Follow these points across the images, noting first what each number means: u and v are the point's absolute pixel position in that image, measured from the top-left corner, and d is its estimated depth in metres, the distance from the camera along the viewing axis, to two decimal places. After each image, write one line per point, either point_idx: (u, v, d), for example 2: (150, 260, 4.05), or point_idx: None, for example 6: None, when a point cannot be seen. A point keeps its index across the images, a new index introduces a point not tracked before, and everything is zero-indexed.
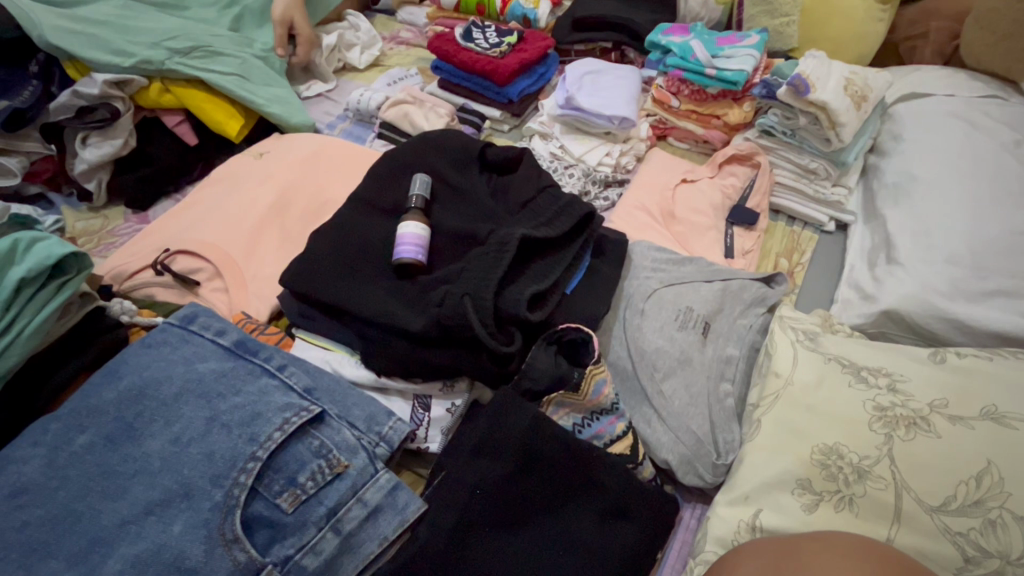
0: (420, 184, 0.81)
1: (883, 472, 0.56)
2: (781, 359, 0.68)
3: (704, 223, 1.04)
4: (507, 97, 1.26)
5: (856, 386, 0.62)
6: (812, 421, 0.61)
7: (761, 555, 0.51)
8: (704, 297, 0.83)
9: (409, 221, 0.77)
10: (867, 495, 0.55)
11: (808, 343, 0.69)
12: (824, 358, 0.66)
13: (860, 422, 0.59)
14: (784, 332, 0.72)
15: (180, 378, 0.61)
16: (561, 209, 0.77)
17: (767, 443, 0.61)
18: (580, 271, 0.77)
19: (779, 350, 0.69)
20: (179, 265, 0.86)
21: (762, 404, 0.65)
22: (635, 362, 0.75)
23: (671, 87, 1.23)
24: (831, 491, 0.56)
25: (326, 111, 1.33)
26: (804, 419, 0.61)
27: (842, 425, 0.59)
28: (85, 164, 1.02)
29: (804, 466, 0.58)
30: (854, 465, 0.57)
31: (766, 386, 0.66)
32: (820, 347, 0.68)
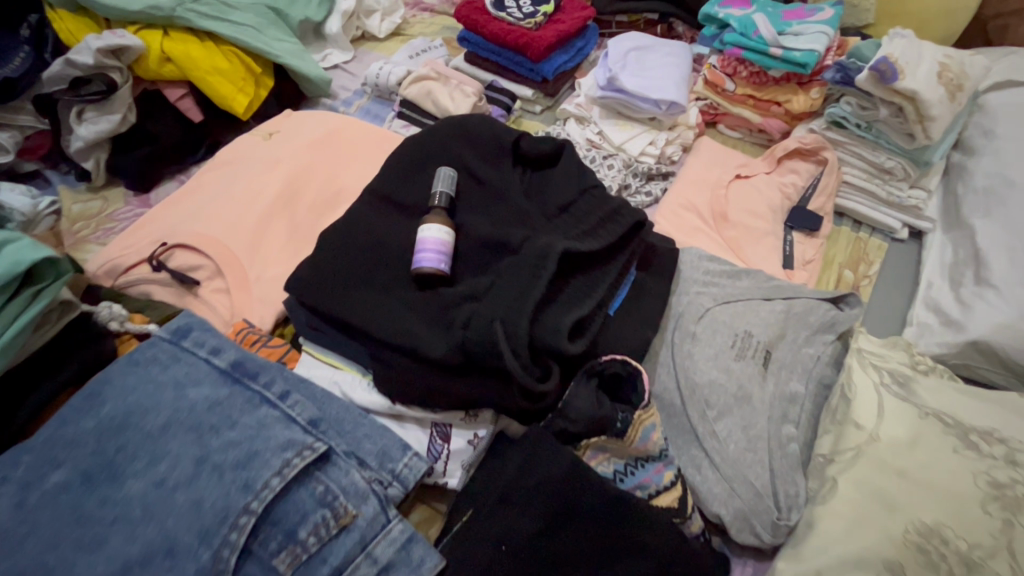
0: (445, 181, 0.71)
1: (997, 566, 0.49)
2: (864, 407, 0.59)
3: (759, 227, 0.92)
4: (540, 75, 1.13)
5: (961, 452, 0.54)
6: (906, 490, 0.53)
7: None
8: (764, 320, 0.72)
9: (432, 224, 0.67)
10: None
11: (898, 390, 0.61)
12: (919, 412, 0.58)
13: (970, 501, 0.51)
14: (866, 371, 0.63)
15: (168, 407, 0.53)
16: (606, 216, 0.66)
17: (847, 509, 0.53)
18: (623, 288, 0.68)
19: (862, 397, 0.60)
20: (177, 261, 0.78)
21: (839, 460, 0.57)
22: (685, 397, 0.66)
23: (726, 67, 1.08)
24: None
25: (342, 85, 1.22)
26: (897, 487, 0.53)
27: (947, 503, 0.51)
28: (81, 141, 0.94)
29: (895, 546, 0.50)
30: (960, 553, 0.49)
31: (844, 437, 0.58)
32: (914, 398, 0.60)
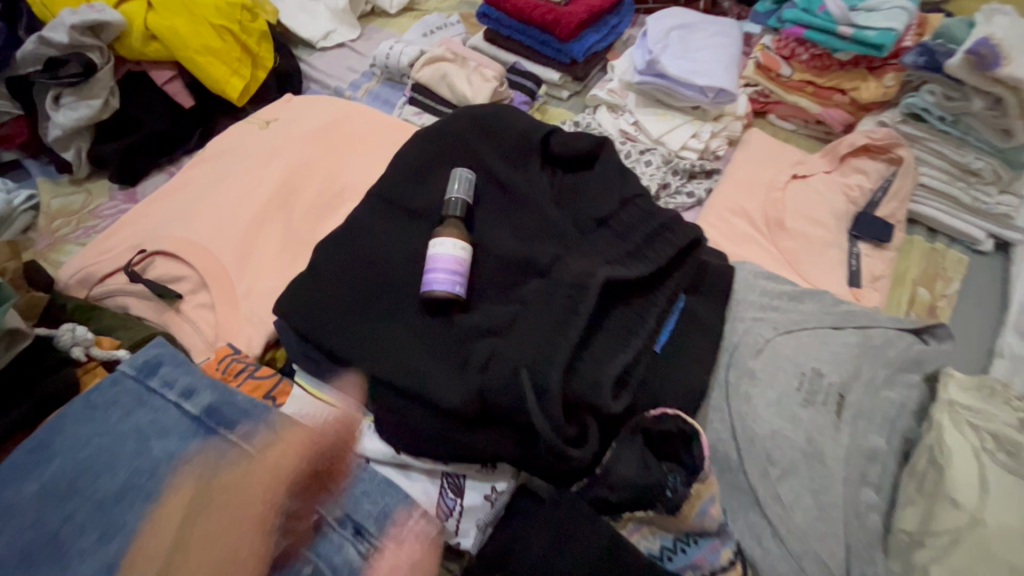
0: (462, 186, 0.61)
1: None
2: (966, 481, 0.49)
3: (821, 237, 0.80)
4: (569, 57, 1.01)
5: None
6: None
7: None
8: (837, 357, 0.61)
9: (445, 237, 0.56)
10: None
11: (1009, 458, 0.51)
12: None
13: None
14: (965, 431, 0.52)
15: (126, 469, 0.44)
16: (654, 233, 0.55)
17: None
18: (671, 319, 0.57)
19: (962, 467, 0.50)
20: (158, 270, 0.70)
21: (932, 544, 0.48)
22: (742, 451, 0.55)
23: (783, 48, 0.95)
24: None
25: (348, 66, 1.11)
26: None
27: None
28: (59, 130, 0.85)
29: None
30: None
31: (938, 516, 0.49)
32: None
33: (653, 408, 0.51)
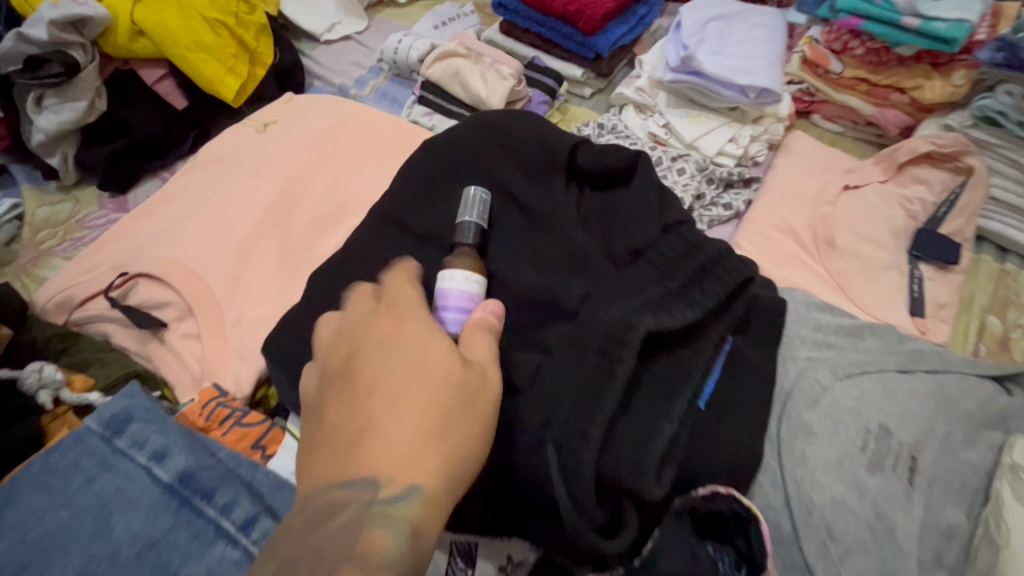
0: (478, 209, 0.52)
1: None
2: None
3: (879, 259, 0.71)
4: (594, 51, 0.92)
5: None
6: None
7: None
8: (908, 409, 0.53)
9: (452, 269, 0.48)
10: None
11: None
12: None
13: None
14: None
15: (83, 552, 0.38)
16: (701, 269, 0.47)
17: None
18: (718, 367, 0.49)
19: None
20: (142, 295, 0.63)
21: None
22: (798, 523, 0.48)
23: (834, 41, 0.85)
24: None
25: (354, 61, 1.03)
26: None
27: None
28: (42, 134, 0.79)
29: None
30: None
31: None
32: None
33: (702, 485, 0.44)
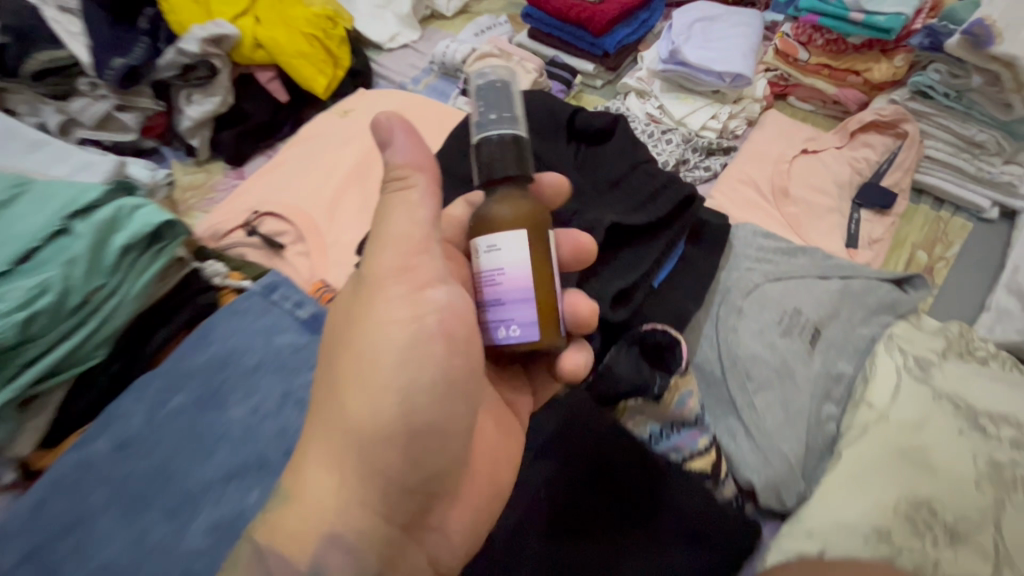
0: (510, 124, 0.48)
1: (982, 540, 0.52)
2: (879, 387, 0.62)
3: (824, 204, 0.89)
4: (602, 49, 1.14)
5: (968, 435, 0.57)
6: (908, 466, 0.56)
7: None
8: (817, 299, 0.71)
9: (496, 242, 0.42)
10: (956, 561, 0.51)
11: (917, 373, 0.63)
12: (933, 395, 0.60)
13: (963, 477, 0.55)
14: (890, 355, 0.65)
15: (260, 350, 0.63)
16: (658, 191, 0.68)
17: (848, 479, 0.57)
18: (670, 261, 0.69)
19: (879, 378, 0.63)
20: (268, 227, 0.89)
21: (848, 435, 0.60)
22: (726, 369, 0.67)
23: (801, 35, 1.03)
24: (915, 549, 0.52)
25: (412, 63, 1.28)
26: (900, 464, 0.56)
27: (943, 479, 0.55)
28: (190, 121, 1.07)
29: (886, 515, 0.54)
30: (948, 526, 0.53)
31: (856, 414, 0.62)
32: (931, 381, 0.62)
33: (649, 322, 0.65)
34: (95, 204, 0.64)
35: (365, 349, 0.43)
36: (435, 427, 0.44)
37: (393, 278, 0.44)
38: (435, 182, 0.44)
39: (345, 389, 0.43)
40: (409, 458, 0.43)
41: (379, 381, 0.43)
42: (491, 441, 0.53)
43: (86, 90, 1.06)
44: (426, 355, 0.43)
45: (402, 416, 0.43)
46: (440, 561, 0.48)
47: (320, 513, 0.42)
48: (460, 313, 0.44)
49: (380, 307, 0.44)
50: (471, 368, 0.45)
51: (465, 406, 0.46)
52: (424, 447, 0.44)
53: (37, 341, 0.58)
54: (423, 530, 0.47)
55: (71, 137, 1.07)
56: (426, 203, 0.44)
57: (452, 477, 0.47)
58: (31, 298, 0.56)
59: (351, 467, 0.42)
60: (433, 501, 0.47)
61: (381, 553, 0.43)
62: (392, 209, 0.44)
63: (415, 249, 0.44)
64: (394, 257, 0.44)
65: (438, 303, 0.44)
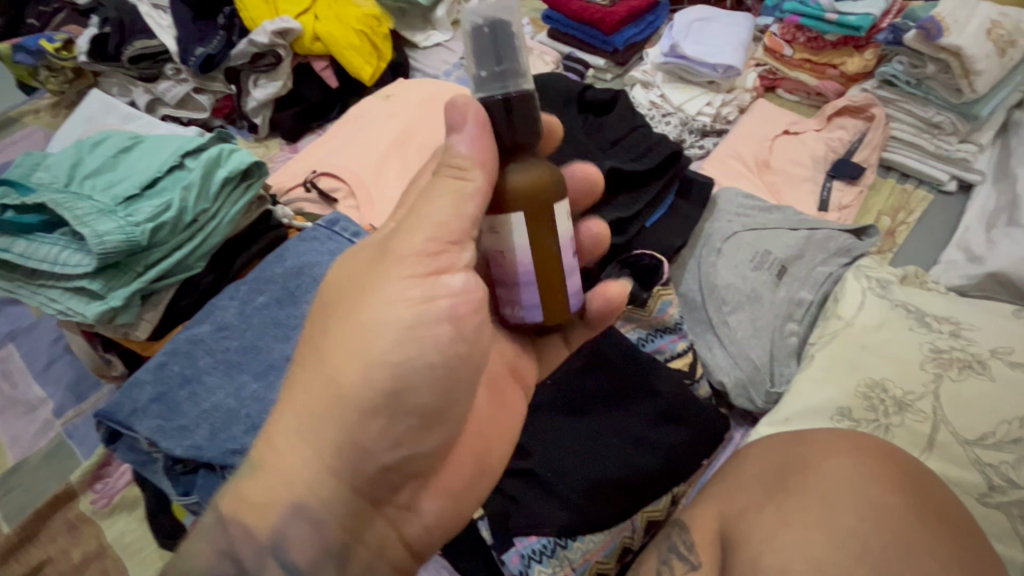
0: (514, 82, 0.46)
1: (924, 406, 0.61)
2: (847, 304, 0.72)
3: (800, 174, 1.03)
4: (612, 46, 1.30)
5: (916, 330, 0.66)
6: (867, 357, 0.66)
7: (767, 453, 0.58)
8: (786, 243, 0.85)
9: (498, 229, 0.46)
10: (904, 425, 0.61)
11: (879, 290, 0.72)
12: (890, 305, 0.70)
13: (913, 361, 0.64)
14: (857, 280, 0.75)
15: (327, 263, 0.79)
16: (649, 147, 0.83)
17: (817, 374, 0.67)
18: (660, 208, 0.84)
19: (847, 296, 0.73)
20: (324, 184, 1.06)
21: (819, 341, 0.71)
22: (705, 294, 0.81)
23: (786, 34, 1.18)
24: (869, 419, 0.62)
25: (444, 60, 1.46)
26: (859, 356, 0.66)
27: (892, 363, 0.64)
28: (255, 102, 1.26)
29: (847, 397, 0.64)
30: (895, 398, 0.62)
31: (827, 326, 0.72)
32: (890, 295, 0.72)
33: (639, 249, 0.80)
34: (200, 148, 0.82)
35: (370, 327, 0.47)
36: (424, 410, 0.49)
37: (410, 257, 0.47)
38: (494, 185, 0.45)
39: (343, 360, 0.47)
40: (391, 435, 0.48)
41: (380, 358, 0.46)
42: (484, 418, 0.56)
43: (171, 75, 1.26)
44: (426, 338, 0.47)
45: (394, 395, 0.47)
46: (409, 539, 0.52)
47: (291, 483, 0.45)
48: (469, 304, 0.49)
49: (390, 285, 0.47)
50: (466, 355, 0.50)
51: (454, 393, 0.50)
52: (408, 425, 0.48)
53: (157, 247, 0.74)
54: (392, 508, 0.51)
55: (156, 113, 1.27)
56: (475, 199, 0.45)
57: (429, 459, 0.51)
58: (152, 212, 0.73)
59: (331, 441, 0.46)
60: (408, 481, 0.51)
61: (346, 525, 0.47)
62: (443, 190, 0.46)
63: (447, 237, 0.47)
64: (422, 240, 0.47)
65: (451, 288, 0.48)
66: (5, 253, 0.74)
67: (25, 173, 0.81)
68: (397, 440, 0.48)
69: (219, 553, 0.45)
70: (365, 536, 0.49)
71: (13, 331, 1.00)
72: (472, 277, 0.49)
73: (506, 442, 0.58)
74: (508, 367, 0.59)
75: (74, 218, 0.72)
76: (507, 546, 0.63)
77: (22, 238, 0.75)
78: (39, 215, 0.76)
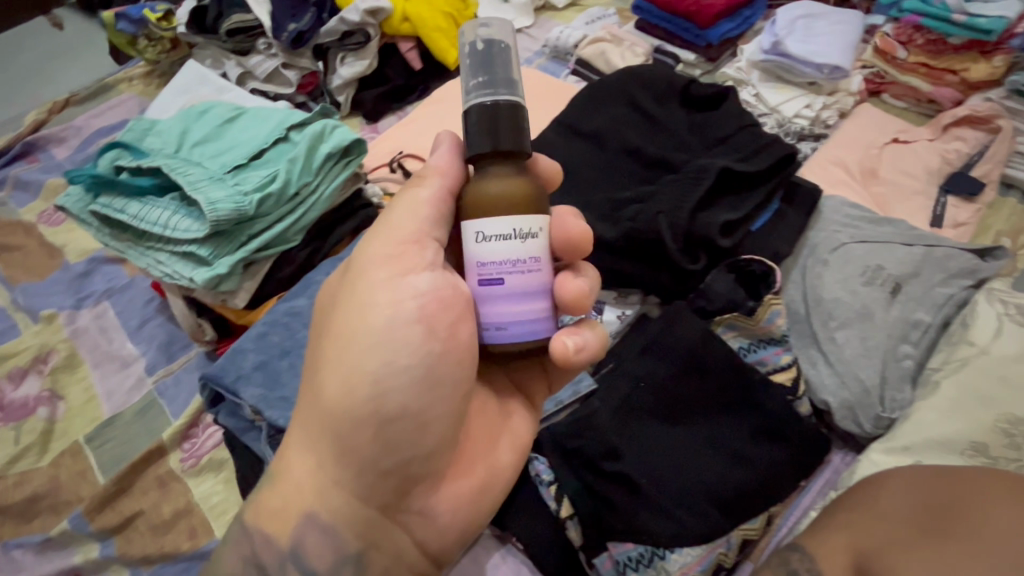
0: (501, 87, 0.46)
1: None
2: (981, 330, 0.68)
3: (912, 186, 0.97)
4: (706, 41, 1.25)
5: None
6: (1006, 392, 0.63)
7: (909, 488, 0.55)
8: (900, 259, 0.79)
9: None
10: None
11: (1019, 318, 0.67)
12: None
13: None
14: (992, 303, 0.70)
15: None
16: (762, 147, 0.79)
17: (944, 404, 0.64)
18: (767, 213, 0.80)
19: (981, 321, 0.68)
20: (410, 166, 1.05)
21: (945, 368, 0.67)
22: (810, 307, 0.77)
23: (901, 35, 1.11)
24: (1009, 458, 0.59)
25: (525, 47, 1.42)
26: (996, 389, 0.63)
27: None
28: (340, 80, 1.27)
29: (983, 432, 0.61)
30: None
31: (955, 352, 0.68)
32: None
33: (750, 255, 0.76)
34: (304, 122, 0.83)
35: (342, 340, 0.49)
36: (408, 413, 0.49)
37: (379, 265, 0.49)
38: (448, 188, 0.50)
39: (324, 372, 0.50)
40: (379, 440, 0.49)
41: (354, 367, 0.48)
42: (495, 419, 0.56)
43: (263, 49, 1.28)
44: (399, 343, 0.48)
45: (374, 403, 0.48)
46: (425, 541, 0.53)
47: (302, 492, 0.50)
48: (439, 303, 0.48)
49: (362, 296, 0.49)
50: (447, 353, 0.49)
51: (438, 393, 0.49)
52: (398, 430, 0.49)
53: (261, 218, 0.75)
54: (406, 513, 0.52)
55: (244, 86, 1.29)
56: (428, 203, 0.49)
57: (430, 463, 0.51)
58: (260, 183, 0.74)
59: (325, 451, 0.49)
60: (415, 484, 0.51)
61: (358, 533, 0.50)
62: (404, 196, 0.50)
63: (411, 239, 0.49)
64: (385, 248, 0.50)
65: (420, 287, 0.48)
66: (120, 213, 0.76)
67: (137, 137, 0.83)
68: (385, 443, 0.49)
69: (244, 559, 0.50)
70: (382, 543, 0.51)
71: (108, 290, 1.04)
72: (437, 275, 0.49)
73: (516, 448, 0.57)
74: (513, 382, 0.58)
75: (188, 183, 0.73)
76: (598, 550, 0.63)
77: (136, 200, 0.77)
78: (152, 179, 0.78)
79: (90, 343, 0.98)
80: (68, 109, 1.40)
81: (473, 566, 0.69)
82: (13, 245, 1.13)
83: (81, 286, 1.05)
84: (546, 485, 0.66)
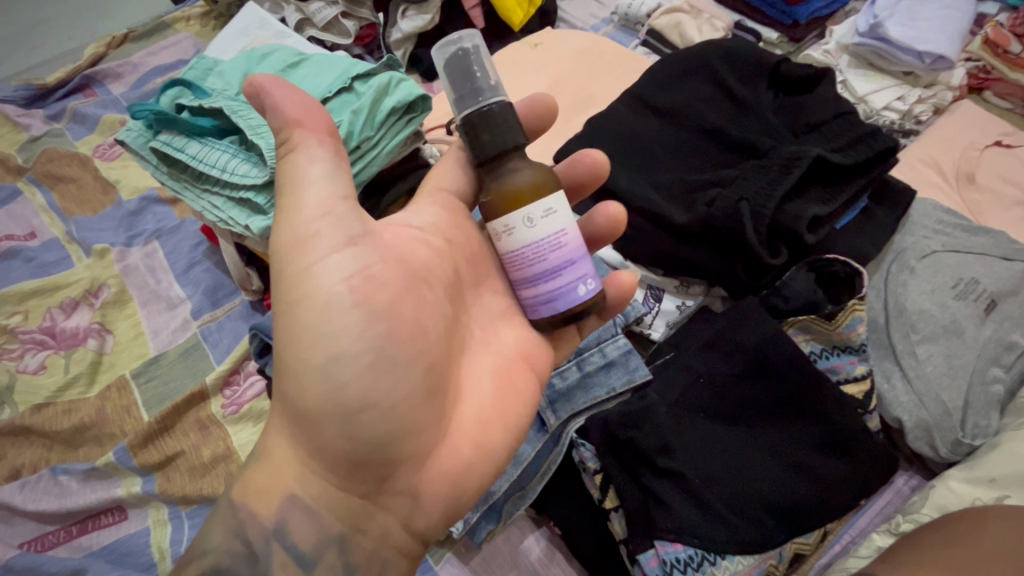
0: (489, 95, 0.46)
1: None
2: None
3: (1012, 196, 0.88)
4: (793, 18, 1.15)
5: None
6: None
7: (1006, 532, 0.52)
8: (998, 274, 0.72)
9: (558, 203, 0.43)
10: None
11: None
12: None
13: None
14: None
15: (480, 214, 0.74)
16: (860, 137, 0.73)
17: None
18: (852, 212, 0.74)
19: None
20: None
21: None
22: (891, 317, 0.71)
23: (1018, 26, 1.00)
24: None
25: (592, 13, 1.35)
26: None
27: None
28: (400, 33, 1.23)
29: None
30: None
31: None
32: None
33: (831, 254, 0.71)
34: (369, 73, 0.79)
35: (280, 340, 0.44)
36: (368, 398, 0.43)
37: (283, 254, 0.45)
38: (319, 136, 0.46)
39: (281, 373, 0.45)
40: (347, 431, 0.43)
41: (297, 361, 0.43)
42: (486, 405, 0.50)
43: None
44: (334, 325, 0.43)
45: (328, 395, 0.42)
46: (412, 523, 0.47)
47: (274, 476, 0.45)
48: (373, 281, 0.44)
49: (285, 288, 0.44)
50: (394, 334, 0.44)
51: (395, 373, 0.43)
52: (367, 418, 0.43)
53: None
54: (390, 500, 0.46)
55: (303, 33, 1.25)
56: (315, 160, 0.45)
57: (408, 442, 0.44)
58: None
59: (299, 445, 0.45)
60: (396, 469, 0.45)
61: (341, 517, 0.45)
62: (287, 176, 0.46)
63: (319, 216, 0.45)
64: (287, 233, 0.45)
65: (344, 267, 0.44)
66: (179, 152, 0.75)
67: (199, 76, 0.80)
68: (355, 433, 0.43)
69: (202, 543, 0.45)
70: (366, 528, 0.46)
71: (158, 230, 1.04)
72: (360, 249, 0.45)
73: (507, 426, 0.50)
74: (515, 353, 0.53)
75: (248, 127, 0.71)
76: (644, 547, 0.60)
77: (195, 140, 0.75)
78: (212, 120, 0.76)
79: (138, 281, 0.98)
80: (126, 45, 1.39)
81: (506, 546, 0.67)
82: (69, 177, 1.13)
83: (132, 224, 1.06)
84: (590, 472, 0.65)
